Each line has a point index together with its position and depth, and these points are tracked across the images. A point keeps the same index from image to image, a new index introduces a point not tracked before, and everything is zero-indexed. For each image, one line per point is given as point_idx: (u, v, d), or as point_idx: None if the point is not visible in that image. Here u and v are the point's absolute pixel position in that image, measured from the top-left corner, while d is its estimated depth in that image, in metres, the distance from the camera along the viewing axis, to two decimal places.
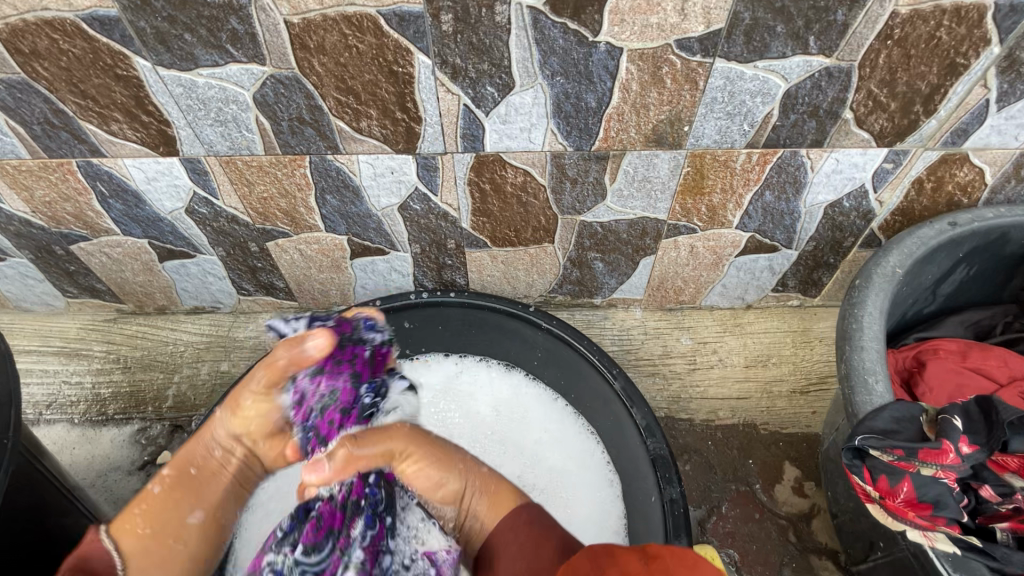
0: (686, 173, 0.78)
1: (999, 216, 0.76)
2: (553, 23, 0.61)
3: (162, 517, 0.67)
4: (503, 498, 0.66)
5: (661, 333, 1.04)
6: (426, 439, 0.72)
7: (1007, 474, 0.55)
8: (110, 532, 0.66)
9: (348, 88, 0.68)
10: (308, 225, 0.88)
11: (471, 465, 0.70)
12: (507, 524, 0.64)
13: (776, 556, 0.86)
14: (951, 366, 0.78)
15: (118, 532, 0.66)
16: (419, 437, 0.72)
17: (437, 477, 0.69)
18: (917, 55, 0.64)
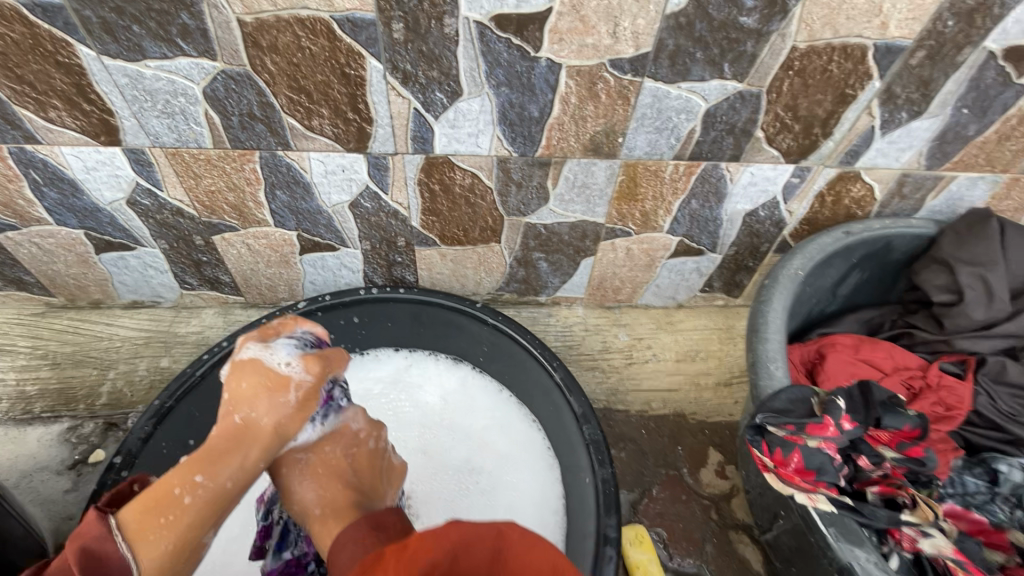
0: (621, 180, 0.85)
1: (885, 227, 0.88)
2: (498, 38, 0.66)
3: (186, 531, 0.58)
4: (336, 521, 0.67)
5: (600, 330, 1.11)
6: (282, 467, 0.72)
7: (880, 446, 0.66)
8: (122, 532, 0.56)
9: (300, 87, 0.70)
10: (256, 220, 0.88)
11: (315, 494, 0.70)
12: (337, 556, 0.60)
13: (699, 532, 0.94)
14: (846, 358, 0.88)
15: (136, 539, 0.56)
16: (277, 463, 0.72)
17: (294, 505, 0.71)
18: (814, 85, 0.73)
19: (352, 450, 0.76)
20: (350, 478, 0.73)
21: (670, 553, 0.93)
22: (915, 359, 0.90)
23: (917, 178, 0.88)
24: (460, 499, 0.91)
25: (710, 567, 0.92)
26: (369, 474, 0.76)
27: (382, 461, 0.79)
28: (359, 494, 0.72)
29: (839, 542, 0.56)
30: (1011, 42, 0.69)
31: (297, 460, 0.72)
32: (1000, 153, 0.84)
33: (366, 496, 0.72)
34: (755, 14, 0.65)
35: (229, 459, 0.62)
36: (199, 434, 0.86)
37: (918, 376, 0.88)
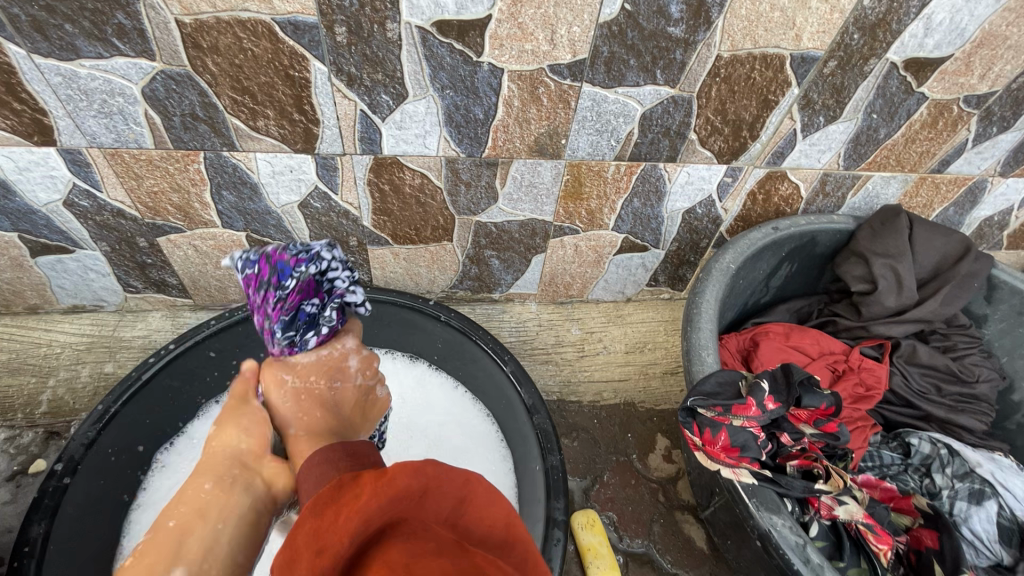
0: (566, 180, 0.88)
1: (809, 223, 0.95)
2: (440, 43, 0.68)
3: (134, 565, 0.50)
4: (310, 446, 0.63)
5: (553, 324, 1.15)
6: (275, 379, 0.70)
7: (801, 424, 0.72)
8: None
9: (244, 88, 0.70)
10: (203, 221, 0.88)
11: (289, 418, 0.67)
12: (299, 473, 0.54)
13: (648, 514, 0.99)
14: (777, 344, 0.95)
15: None
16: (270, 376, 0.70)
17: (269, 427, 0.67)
18: (739, 91, 0.79)
19: (336, 382, 0.71)
20: (332, 411, 0.68)
21: (620, 535, 0.97)
22: (839, 344, 0.97)
23: (837, 177, 0.95)
24: None
25: (658, 547, 0.96)
26: (346, 406, 0.70)
27: (364, 398, 0.73)
28: (339, 426, 0.67)
29: (759, 511, 0.61)
30: (911, 55, 0.76)
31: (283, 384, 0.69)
32: (908, 154, 0.92)
33: (343, 429, 0.68)
34: (681, 24, 0.69)
35: (199, 485, 0.57)
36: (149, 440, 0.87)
37: (842, 360, 0.95)
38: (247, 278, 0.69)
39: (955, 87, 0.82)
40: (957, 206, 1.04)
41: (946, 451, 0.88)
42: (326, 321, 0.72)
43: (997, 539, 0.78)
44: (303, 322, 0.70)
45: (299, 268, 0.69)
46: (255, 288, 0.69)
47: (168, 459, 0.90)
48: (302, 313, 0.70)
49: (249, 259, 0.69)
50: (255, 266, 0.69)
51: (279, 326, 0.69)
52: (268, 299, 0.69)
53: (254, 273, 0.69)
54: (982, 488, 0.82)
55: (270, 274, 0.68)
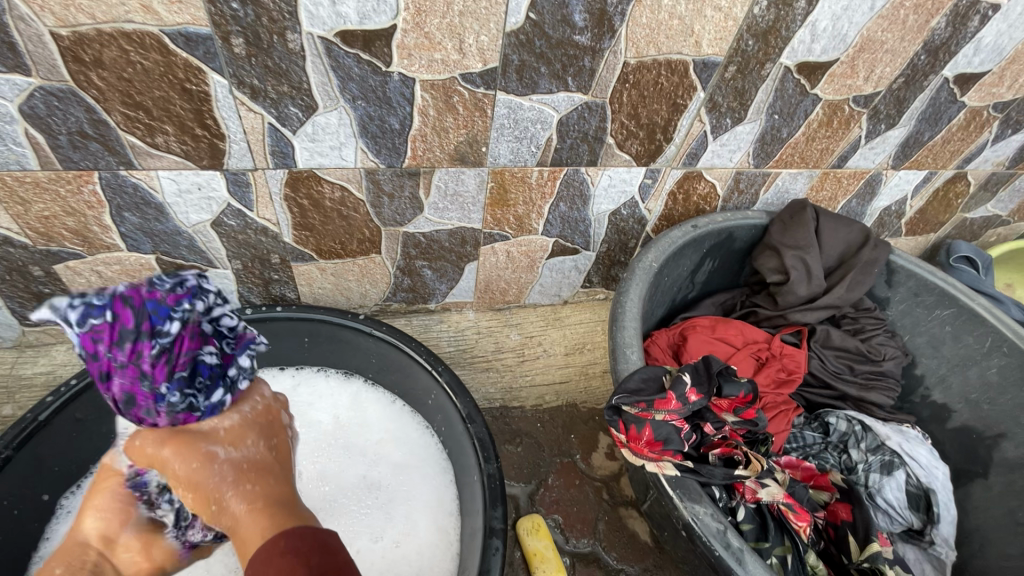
0: (490, 188, 0.89)
1: (726, 219, 0.99)
2: (346, 53, 0.67)
3: None
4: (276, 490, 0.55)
5: (492, 331, 1.15)
6: (202, 451, 0.56)
7: (723, 413, 0.75)
8: None
9: (136, 103, 0.66)
10: (105, 245, 0.82)
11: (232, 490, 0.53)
12: (259, 556, 0.44)
13: (593, 513, 1.01)
14: (704, 337, 0.98)
15: None
16: (186, 445, 0.56)
17: (205, 507, 0.53)
18: (649, 96, 0.81)
19: (272, 440, 0.61)
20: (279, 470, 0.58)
21: (566, 536, 0.98)
22: (762, 333, 1.02)
23: (750, 175, 1.00)
24: (357, 517, 0.90)
25: (604, 544, 0.98)
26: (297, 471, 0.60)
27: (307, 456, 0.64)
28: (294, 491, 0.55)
29: (683, 501, 0.63)
30: (801, 59, 0.82)
31: (220, 459, 0.55)
32: (810, 151, 0.98)
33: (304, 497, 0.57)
34: (587, 33, 0.71)
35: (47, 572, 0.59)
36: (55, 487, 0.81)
37: (765, 348, 1.00)
38: (93, 333, 0.56)
39: (844, 88, 0.88)
40: (859, 198, 1.11)
41: (859, 427, 0.94)
42: (233, 375, 0.65)
43: (906, 506, 0.85)
44: (205, 377, 0.63)
45: (182, 313, 0.61)
46: (115, 342, 0.57)
47: (75, 503, 0.84)
48: (199, 365, 0.63)
49: (97, 304, 0.57)
50: (106, 315, 0.56)
51: (171, 386, 0.59)
52: (141, 351, 0.58)
53: (107, 324, 0.56)
54: (891, 460, 0.88)
55: (137, 321, 0.58)
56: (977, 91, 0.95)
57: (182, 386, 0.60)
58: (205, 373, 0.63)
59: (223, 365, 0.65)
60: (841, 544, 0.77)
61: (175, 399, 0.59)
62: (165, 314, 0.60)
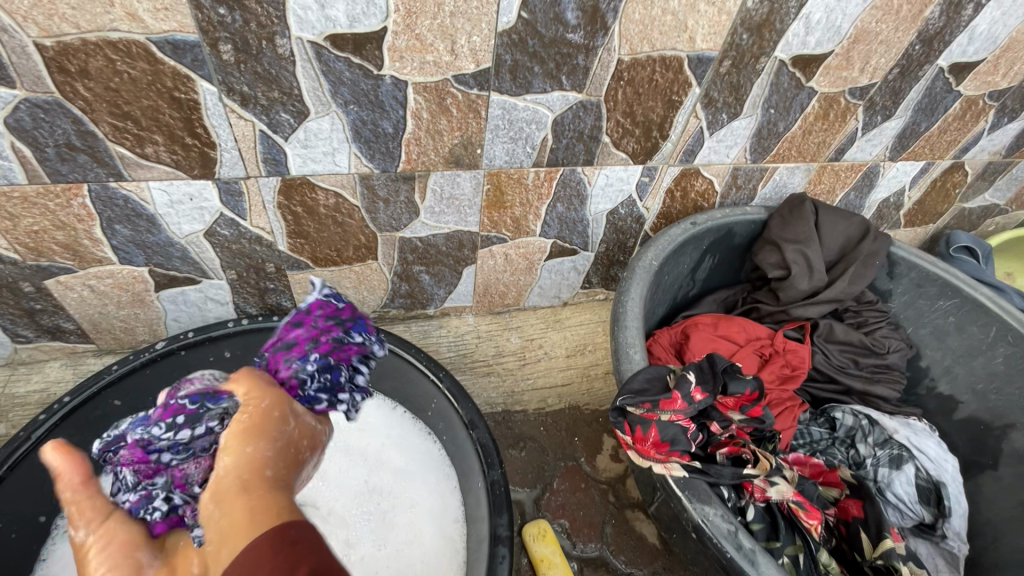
0: (486, 190, 0.88)
1: (725, 216, 0.98)
2: (337, 57, 0.66)
3: None
4: (268, 512, 0.43)
5: (492, 335, 1.13)
6: (274, 407, 0.52)
7: (729, 411, 0.74)
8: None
9: (125, 113, 0.65)
10: (96, 259, 0.80)
11: (268, 445, 0.49)
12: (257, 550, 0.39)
13: (599, 516, 1.00)
14: (707, 334, 0.97)
15: None
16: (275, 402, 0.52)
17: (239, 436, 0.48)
18: (644, 93, 0.81)
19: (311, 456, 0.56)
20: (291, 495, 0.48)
21: (573, 541, 0.97)
22: (764, 329, 1.01)
23: (747, 170, 0.99)
24: (360, 523, 0.88)
25: (612, 548, 0.97)
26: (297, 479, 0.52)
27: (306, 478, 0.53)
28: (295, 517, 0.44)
29: (692, 502, 0.62)
30: (796, 52, 0.81)
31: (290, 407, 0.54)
32: (807, 145, 0.97)
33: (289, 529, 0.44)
34: (580, 31, 0.71)
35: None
36: (52, 508, 0.79)
37: (768, 344, 0.99)
38: (329, 303, 0.73)
39: (839, 81, 0.88)
40: (857, 190, 1.11)
41: (866, 422, 0.93)
42: (343, 401, 0.67)
43: (917, 500, 0.84)
44: (331, 379, 0.67)
45: (374, 342, 0.74)
46: (326, 314, 0.72)
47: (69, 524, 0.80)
48: (339, 372, 0.68)
49: (344, 297, 0.75)
50: (342, 302, 0.74)
51: (316, 360, 0.67)
52: (332, 329, 0.71)
53: (339, 307, 0.73)
54: (900, 453, 0.87)
55: (350, 318, 0.73)
56: (972, 79, 0.94)
57: (317, 363, 0.67)
58: (331, 378, 0.67)
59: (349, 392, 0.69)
60: (853, 541, 0.76)
61: (307, 366, 0.66)
62: (364, 330, 0.73)
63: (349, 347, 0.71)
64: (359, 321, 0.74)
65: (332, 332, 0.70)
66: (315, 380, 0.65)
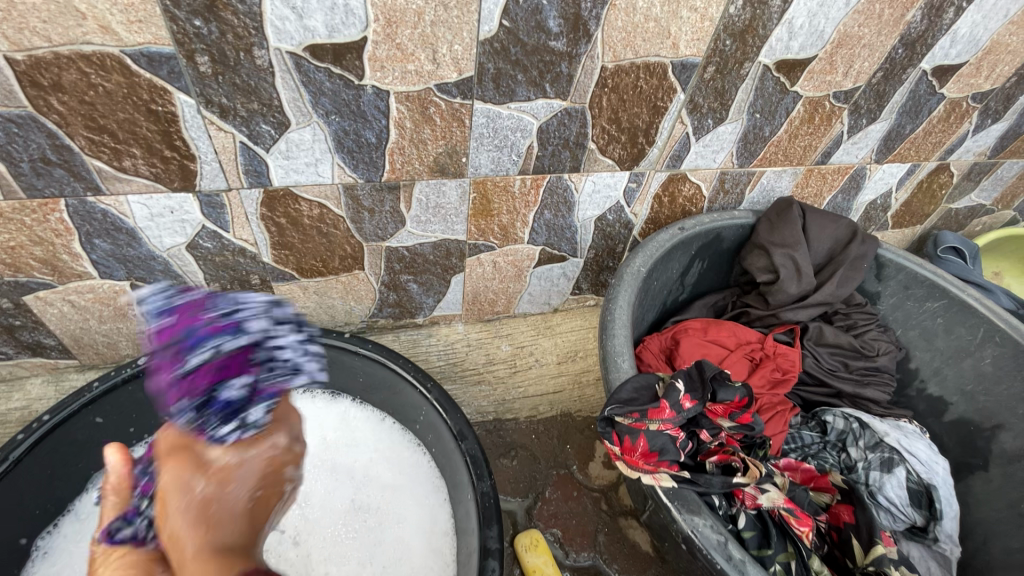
0: (473, 198, 0.87)
1: (713, 220, 0.98)
2: (317, 67, 0.65)
3: None
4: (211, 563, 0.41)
5: (482, 343, 1.11)
6: (187, 454, 0.45)
7: (719, 419, 0.74)
8: None
9: (101, 126, 0.64)
10: (76, 273, 0.79)
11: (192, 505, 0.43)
12: None
13: (592, 525, 1.00)
14: (697, 340, 0.97)
15: None
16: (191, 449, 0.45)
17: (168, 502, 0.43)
18: (629, 100, 0.81)
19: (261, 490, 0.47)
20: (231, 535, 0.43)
21: (566, 551, 0.97)
22: (755, 333, 1.01)
23: (734, 175, 0.99)
24: (347, 541, 0.87)
25: (605, 557, 0.97)
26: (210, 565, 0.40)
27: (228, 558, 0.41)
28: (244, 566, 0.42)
29: (682, 514, 0.61)
30: (780, 57, 0.81)
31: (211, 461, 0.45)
32: (793, 149, 0.98)
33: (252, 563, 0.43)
34: (563, 38, 0.70)
35: None
36: (33, 529, 0.78)
37: (758, 348, 0.99)
38: (152, 330, 0.48)
39: (823, 85, 0.88)
40: (844, 193, 1.11)
41: (857, 425, 0.93)
42: (252, 415, 0.48)
43: (909, 504, 0.83)
44: (217, 409, 0.47)
45: (226, 328, 0.49)
46: (155, 341, 0.48)
47: (50, 544, 0.80)
48: (216, 398, 0.47)
49: (161, 309, 0.49)
50: (161, 317, 0.48)
51: (178, 412, 0.47)
52: (162, 356, 0.47)
53: (166, 318, 0.48)
54: (891, 456, 0.87)
55: (181, 330, 0.48)
56: (955, 82, 0.95)
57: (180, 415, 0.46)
58: (209, 411, 0.47)
59: (251, 399, 0.49)
60: (845, 547, 0.76)
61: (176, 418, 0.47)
62: (200, 323, 0.48)
63: (204, 362, 0.47)
64: (196, 316, 0.48)
65: (171, 370, 0.47)
66: (213, 419, 0.47)
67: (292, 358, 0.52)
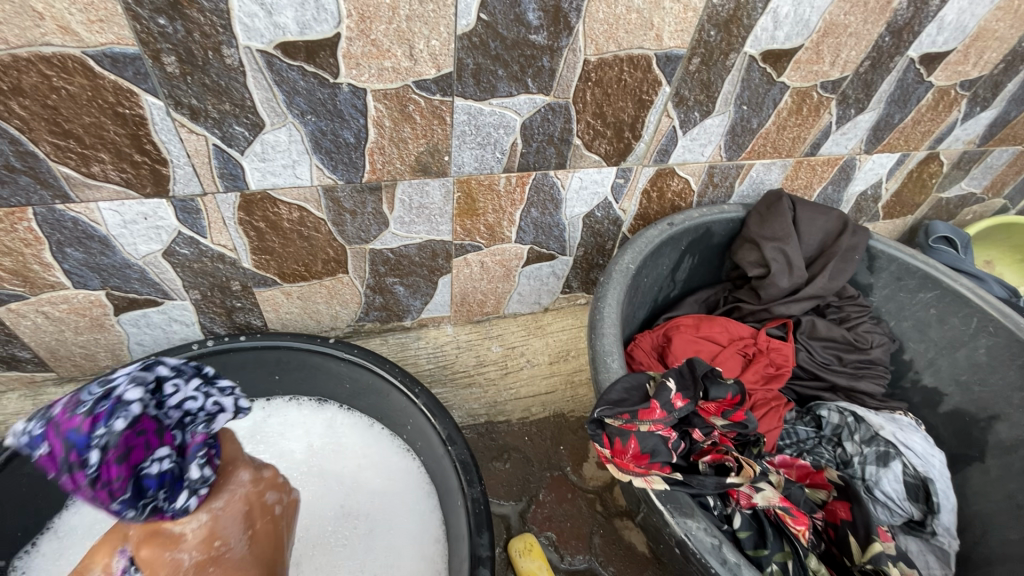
0: (457, 198, 0.85)
1: (703, 215, 0.96)
2: (289, 66, 0.63)
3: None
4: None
5: (473, 344, 1.09)
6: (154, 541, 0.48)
7: (711, 417, 0.72)
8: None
9: (66, 131, 0.62)
10: (48, 284, 0.77)
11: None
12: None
13: (587, 527, 1.00)
14: (688, 336, 0.96)
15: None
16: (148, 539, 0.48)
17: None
18: (614, 94, 0.79)
19: (250, 528, 0.53)
20: (248, 574, 0.51)
21: (561, 554, 0.96)
22: (748, 328, 1.00)
23: (723, 168, 0.98)
24: (337, 549, 0.85)
25: (600, 559, 0.96)
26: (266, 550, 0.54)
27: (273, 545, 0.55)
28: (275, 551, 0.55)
29: (675, 517, 0.59)
30: (766, 47, 0.80)
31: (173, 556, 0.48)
32: (782, 141, 0.96)
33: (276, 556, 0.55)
34: (543, 31, 0.68)
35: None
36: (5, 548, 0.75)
37: (751, 344, 0.98)
38: (47, 461, 0.46)
39: (811, 75, 0.86)
40: (834, 184, 1.10)
41: (853, 419, 0.92)
42: (194, 478, 0.51)
43: (906, 498, 0.82)
44: (153, 488, 0.47)
45: (69, 424, 0.45)
46: (53, 475, 0.46)
47: (28, 564, 0.78)
48: (146, 478, 0.47)
49: (35, 437, 0.46)
50: (41, 448, 0.46)
51: (118, 508, 0.46)
52: (76, 483, 0.44)
53: (45, 458, 0.46)
54: (887, 450, 0.85)
55: (62, 450, 0.45)
56: (943, 70, 0.94)
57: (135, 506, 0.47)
58: (158, 490, 0.48)
59: (185, 464, 0.50)
60: (842, 544, 0.75)
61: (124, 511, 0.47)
62: (71, 423, 0.45)
63: (102, 476, 0.44)
64: (69, 439, 0.44)
65: (76, 478, 0.44)
66: (159, 497, 0.48)
67: (201, 406, 0.53)
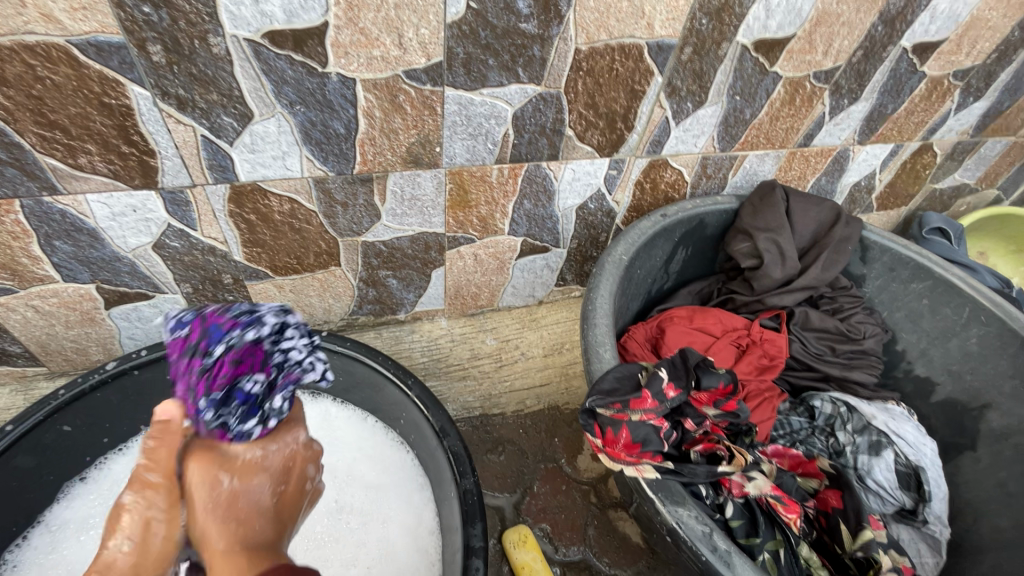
0: (450, 189, 0.85)
1: (697, 206, 0.96)
2: (277, 55, 0.63)
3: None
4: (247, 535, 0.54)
5: (467, 337, 1.10)
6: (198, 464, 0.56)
7: (704, 407, 0.74)
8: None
9: (52, 122, 0.61)
10: (38, 277, 0.76)
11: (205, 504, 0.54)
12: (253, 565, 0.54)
13: (581, 518, 1.00)
14: (682, 327, 0.96)
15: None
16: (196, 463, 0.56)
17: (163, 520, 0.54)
18: (606, 83, 0.78)
19: (283, 484, 0.59)
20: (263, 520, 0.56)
21: (555, 545, 0.97)
22: (741, 319, 1.00)
23: (716, 159, 0.98)
24: (332, 544, 0.86)
25: (595, 550, 0.96)
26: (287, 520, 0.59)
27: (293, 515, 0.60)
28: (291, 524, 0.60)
29: (665, 505, 0.60)
30: (758, 36, 0.79)
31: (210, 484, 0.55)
32: (775, 132, 0.96)
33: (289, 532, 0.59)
34: (533, 20, 0.68)
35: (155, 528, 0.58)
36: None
37: (745, 335, 0.98)
38: (178, 342, 0.58)
39: (804, 65, 0.86)
40: (828, 175, 1.10)
41: (844, 409, 0.92)
42: (269, 408, 0.60)
43: (898, 486, 0.82)
44: (239, 402, 0.57)
45: (215, 323, 0.57)
46: (181, 355, 0.58)
47: (18, 558, 0.78)
48: (238, 390, 0.57)
49: (183, 322, 0.58)
50: (186, 330, 0.58)
51: (206, 404, 0.56)
52: (193, 368, 0.56)
53: (183, 338, 0.58)
54: (879, 439, 0.86)
55: (201, 338, 0.57)
56: (936, 60, 0.94)
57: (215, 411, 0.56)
58: (238, 406, 0.57)
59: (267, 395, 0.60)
60: (834, 533, 0.75)
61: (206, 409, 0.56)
62: (220, 322, 0.57)
63: (214, 369, 0.56)
64: (210, 330, 0.57)
65: (199, 363, 0.56)
66: (235, 413, 0.57)
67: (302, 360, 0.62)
